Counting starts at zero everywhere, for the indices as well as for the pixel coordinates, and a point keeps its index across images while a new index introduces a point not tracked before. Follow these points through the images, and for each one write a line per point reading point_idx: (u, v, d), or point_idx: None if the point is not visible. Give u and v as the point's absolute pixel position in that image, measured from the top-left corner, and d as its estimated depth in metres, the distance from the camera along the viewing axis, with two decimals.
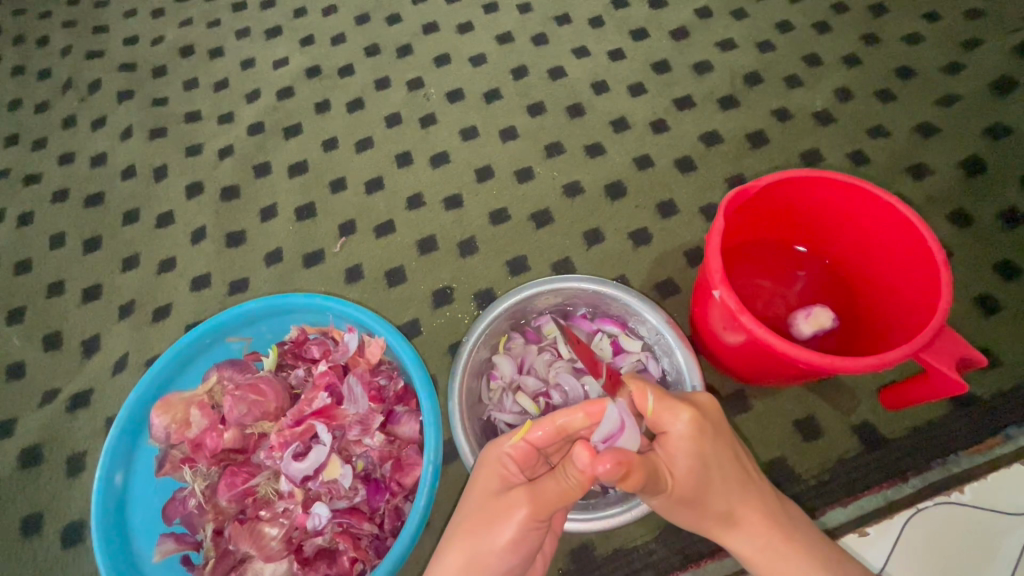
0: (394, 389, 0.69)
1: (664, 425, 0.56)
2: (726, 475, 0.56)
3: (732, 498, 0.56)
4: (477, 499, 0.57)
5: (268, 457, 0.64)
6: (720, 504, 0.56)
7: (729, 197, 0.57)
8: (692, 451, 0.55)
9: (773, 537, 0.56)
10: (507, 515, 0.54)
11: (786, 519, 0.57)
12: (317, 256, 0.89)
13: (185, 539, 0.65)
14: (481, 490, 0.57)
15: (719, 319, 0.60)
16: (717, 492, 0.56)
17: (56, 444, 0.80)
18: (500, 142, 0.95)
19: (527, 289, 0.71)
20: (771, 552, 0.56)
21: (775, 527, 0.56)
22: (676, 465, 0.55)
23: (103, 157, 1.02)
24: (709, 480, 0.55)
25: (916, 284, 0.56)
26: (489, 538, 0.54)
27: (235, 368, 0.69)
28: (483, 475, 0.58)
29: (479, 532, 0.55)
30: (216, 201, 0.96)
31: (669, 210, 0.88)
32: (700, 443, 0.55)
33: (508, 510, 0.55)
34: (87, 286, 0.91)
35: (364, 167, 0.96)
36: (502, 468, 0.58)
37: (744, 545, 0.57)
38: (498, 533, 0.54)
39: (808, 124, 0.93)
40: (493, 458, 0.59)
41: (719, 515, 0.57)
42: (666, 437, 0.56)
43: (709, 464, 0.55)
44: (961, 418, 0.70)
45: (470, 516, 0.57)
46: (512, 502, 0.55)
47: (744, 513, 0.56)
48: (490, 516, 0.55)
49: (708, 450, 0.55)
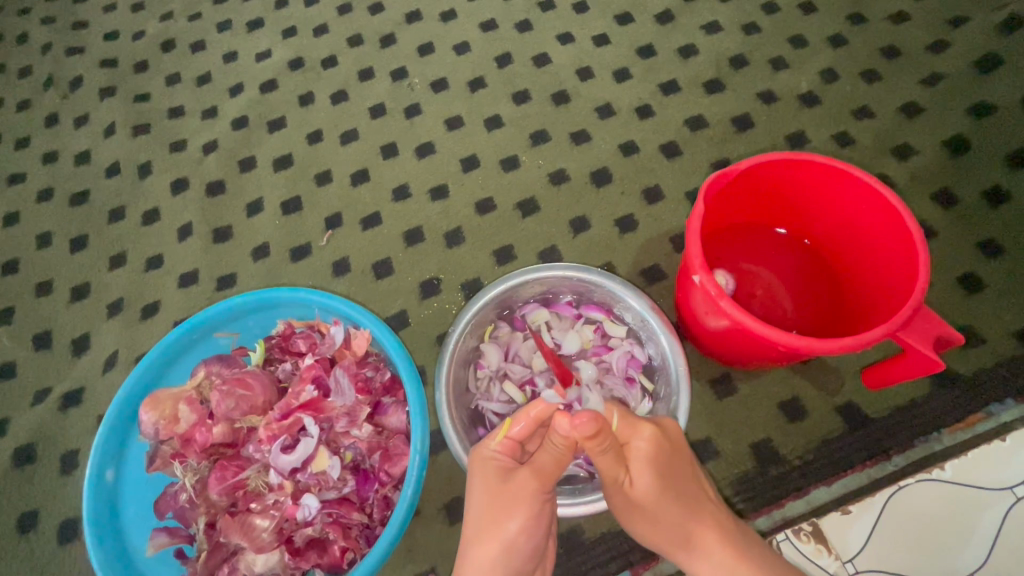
0: (381, 380, 0.70)
1: (628, 439, 0.58)
2: (681, 490, 0.58)
3: (686, 511, 0.57)
4: (482, 504, 0.59)
5: (257, 450, 0.65)
6: (673, 517, 0.57)
7: (708, 182, 0.57)
8: (652, 467, 0.57)
9: (727, 556, 0.56)
10: (521, 506, 0.57)
11: (744, 540, 0.57)
12: (304, 250, 0.89)
13: (179, 532, 0.66)
14: (483, 488, 0.59)
15: (701, 304, 0.61)
16: (672, 507, 0.57)
17: (49, 442, 0.81)
18: (486, 131, 0.95)
19: (512, 278, 0.72)
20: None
21: (728, 547, 0.56)
22: (637, 477, 0.57)
23: (88, 155, 1.01)
24: (667, 491, 0.57)
25: (893, 264, 0.57)
26: (506, 527, 0.57)
27: (223, 363, 0.70)
28: (480, 476, 0.60)
29: (489, 540, 0.57)
30: (202, 197, 0.95)
31: (655, 196, 0.88)
32: (660, 454, 0.58)
33: (520, 499, 0.57)
34: (76, 284, 0.91)
35: (349, 159, 0.95)
36: (497, 463, 0.60)
37: (698, 563, 0.57)
38: (503, 530, 0.57)
39: (793, 106, 0.92)
40: (485, 464, 0.60)
41: (675, 530, 0.57)
42: (630, 451, 0.58)
43: (667, 472, 0.57)
44: (944, 396, 0.71)
45: (480, 512, 0.58)
46: (522, 489, 0.57)
47: (695, 529, 0.57)
48: (508, 514, 0.57)
49: (666, 465, 0.58)
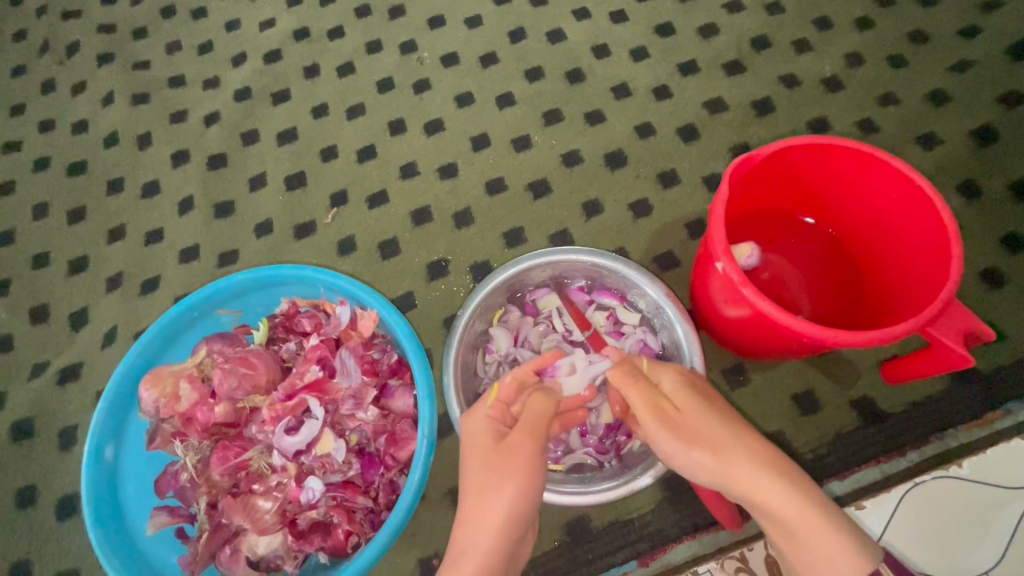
0: (388, 362, 0.69)
1: (660, 381, 0.57)
2: (728, 417, 0.53)
3: (741, 431, 0.51)
4: (483, 461, 0.52)
5: (260, 431, 0.63)
6: (726, 437, 0.51)
7: (733, 165, 0.55)
8: (695, 397, 0.54)
9: (792, 476, 0.49)
10: (521, 467, 0.50)
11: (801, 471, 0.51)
12: (308, 227, 0.87)
13: (179, 512, 0.64)
14: (482, 447, 0.53)
15: (720, 291, 0.59)
16: (721, 427, 0.52)
17: (47, 417, 0.79)
18: (497, 109, 0.92)
19: (523, 261, 0.70)
20: (792, 499, 0.47)
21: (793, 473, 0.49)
22: (680, 404, 0.54)
23: (85, 124, 0.98)
24: (712, 415, 0.53)
25: (922, 256, 0.55)
26: (500, 495, 0.49)
27: (224, 341, 0.67)
28: (477, 437, 0.54)
29: (489, 505, 0.49)
30: (204, 170, 0.93)
31: (671, 180, 0.85)
32: (696, 388, 0.56)
33: (521, 458, 0.51)
34: (73, 258, 0.89)
35: (356, 135, 0.92)
36: (492, 424, 0.55)
37: (764, 487, 0.48)
38: (497, 496, 0.49)
39: (816, 90, 0.89)
40: (483, 424, 0.55)
41: (732, 455, 0.50)
42: (666, 385, 0.56)
43: (709, 400, 0.54)
44: (962, 392, 0.69)
45: (476, 470, 0.52)
46: (516, 453, 0.51)
47: (752, 451, 0.50)
48: (497, 475, 0.51)
49: (708, 397, 0.54)
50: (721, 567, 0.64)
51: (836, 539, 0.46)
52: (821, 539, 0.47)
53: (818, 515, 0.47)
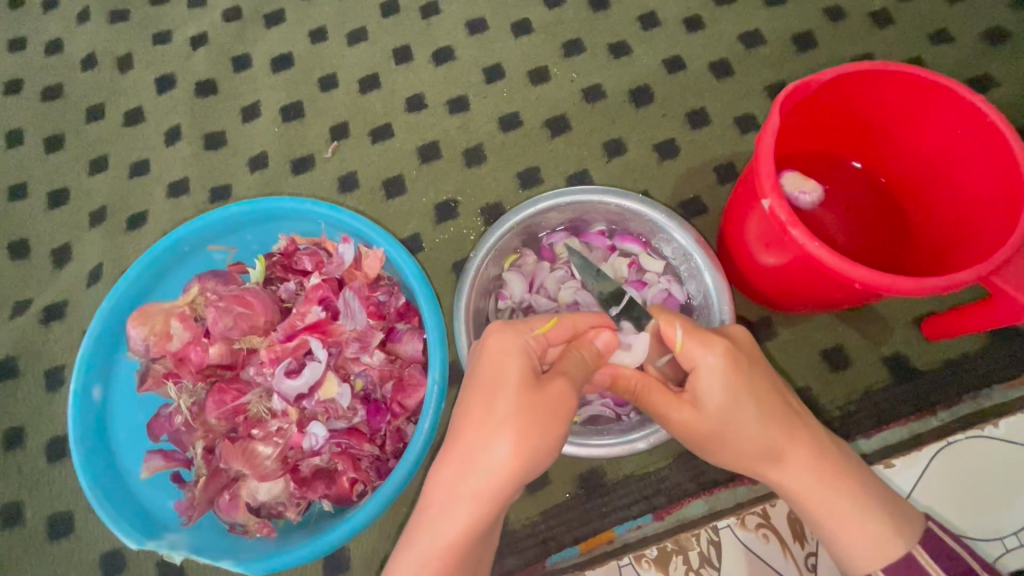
0: (395, 305, 0.64)
1: (694, 362, 0.49)
2: (762, 409, 0.48)
3: (774, 430, 0.48)
4: (500, 394, 0.45)
5: (258, 373, 0.59)
6: (755, 438, 0.48)
7: (786, 91, 0.49)
8: (727, 390, 0.48)
9: (823, 472, 0.47)
10: (540, 416, 0.44)
11: (839, 454, 0.49)
12: (306, 162, 0.80)
13: (174, 457, 0.61)
14: (507, 378, 0.45)
15: (760, 234, 0.54)
16: (752, 425, 0.48)
17: (32, 357, 0.75)
18: (513, 37, 0.84)
19: (542, 201, 0.64)
20: (820, 494, 0.47)
21: (824, 463, 0.48)
22: (704, 398, 0.49)
23: (59, 44, 0.89)
24: (743, 412, 0.48)
25: (985, 199, 0.50)
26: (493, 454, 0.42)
27: (218, 279, 0.62)
28: (500, 363, 0.47)
29: (491, 450, 0.43)
30: (191, 97, 0.85)
31: (701, 121, 0.78)
32: (734, 373, 0.48)
33: (547, 403, 0.44)
34: (52, 190, 0.82)
35: (357, 63, 0.84)
36: (526, 352, 0.48)
37: (795, 486, 0.48)
38: (497, 449, 0.42)
39: (863, 25, 0.82)
40: (514, 348, 0.48)
41: (761, 456, 0.48)
42: (695, 373, 0.49)
43: (745, 389, 0.48)
44: (1001, 351, 0.66)
45: (480, 417, 0.44)
46: (542, 400, 0.44)
47: (780, 449, 0.48)
48: (504, 424, 0.43)
49: (744, 386, 0.48)
50: (741, 523, 0.62)
51: (871, 530, 0.46)
52: (846, 524, 0.47)
53: (847, 511, 0.47)
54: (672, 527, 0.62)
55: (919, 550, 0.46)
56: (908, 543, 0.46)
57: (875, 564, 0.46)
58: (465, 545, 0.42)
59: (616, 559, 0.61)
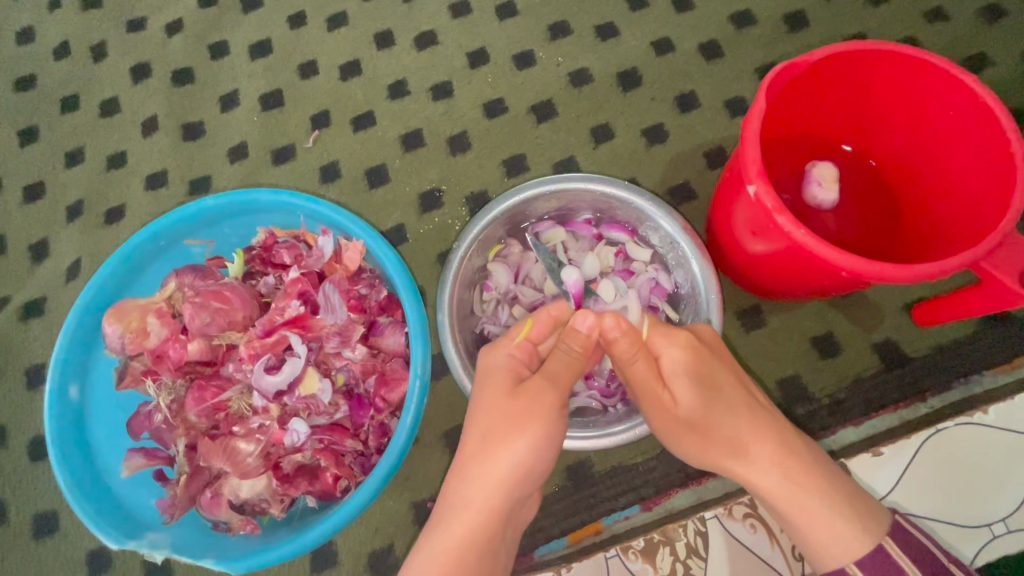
0: (376, 299, 0.63)
1: (661, 351, 0.51)
2: (727, 400, 0.50)
3: (738, 420, 0.49)
4: (489, 412, 0.49)
5: (238, 370, 0.58)
6: (720, 427, 0.49)
7: (773, 74, 0.47)
8: (694, 380, 0.50)
9: (789, 467, 0.48)
10: (533, 425, 0.48)
11: (802, 449, 0.49)
12: (287, 152, 0.78)
13: (156, 454, 0.61)
14: (492, 395, 0.50)
15: (747, 222, 0.53)
16: (717, 416, 0.49)
17: (11, 354, 0.74)
18: (497, 20, 0.81)
19: (525, 190, 0.63)
20: (785, 488, 0.48)
21: (788, 455, 0.48)
22: (674, 387, 0.50)
23: (31, 32, 0.87)
24: (709, 402, 0.50)
25: (979, 184, 0.49)
26: (495, 465, 0.47)
27: (196, 274, 0.61)
28: (489, 381, 0.51)
29: (485, 464, 0.48)
30: (168, 86, 0.83)
31: (690, 104, 0.77)
32: (699, 363, 0.50)
33: (537, 412, 0.48)
34: (28, 184, 0.80)
35: (338, 48, 0.82)
36: (511, 364, 0.51)
37: (760, 479, 0.49)
38: (498, 461, 0.48)
39: (857, 4, 0.79)
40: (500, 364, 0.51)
41: (727, 446, 0.49)
42: (660, 362, 0.50)
43: (710, 379, 0.50)
44: (992, 337, 0.65)
45: (477, 430, 0.49)
46: (528, 404, 0.48)
47: (745, 440, 0.49)
48: (495, 437, 0.48)
49: (709, 376, 0.50)
50: (730, 512, 0.61)
51: (839, 528, 0.46)
52: (813, 520, 0.47)
53: (813, 507, 0.47)
54: (659, 518, 0.62)
55: (889, 541, 0.45)
56: (880, 537, 0.45)
57: (844, 559, 0.46)
58: (477, 551, 0.46)
59: (603, 551, 0.61)
